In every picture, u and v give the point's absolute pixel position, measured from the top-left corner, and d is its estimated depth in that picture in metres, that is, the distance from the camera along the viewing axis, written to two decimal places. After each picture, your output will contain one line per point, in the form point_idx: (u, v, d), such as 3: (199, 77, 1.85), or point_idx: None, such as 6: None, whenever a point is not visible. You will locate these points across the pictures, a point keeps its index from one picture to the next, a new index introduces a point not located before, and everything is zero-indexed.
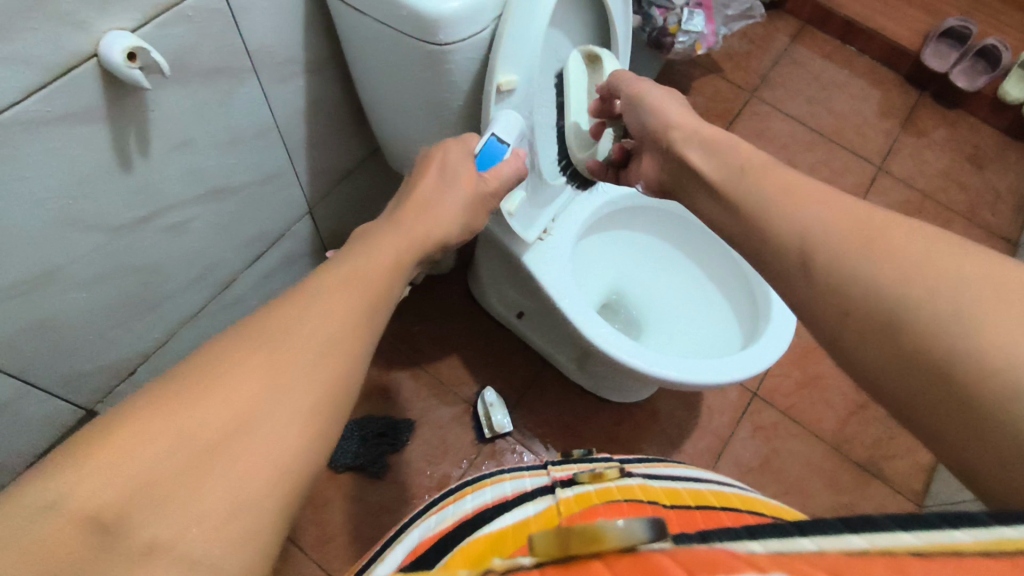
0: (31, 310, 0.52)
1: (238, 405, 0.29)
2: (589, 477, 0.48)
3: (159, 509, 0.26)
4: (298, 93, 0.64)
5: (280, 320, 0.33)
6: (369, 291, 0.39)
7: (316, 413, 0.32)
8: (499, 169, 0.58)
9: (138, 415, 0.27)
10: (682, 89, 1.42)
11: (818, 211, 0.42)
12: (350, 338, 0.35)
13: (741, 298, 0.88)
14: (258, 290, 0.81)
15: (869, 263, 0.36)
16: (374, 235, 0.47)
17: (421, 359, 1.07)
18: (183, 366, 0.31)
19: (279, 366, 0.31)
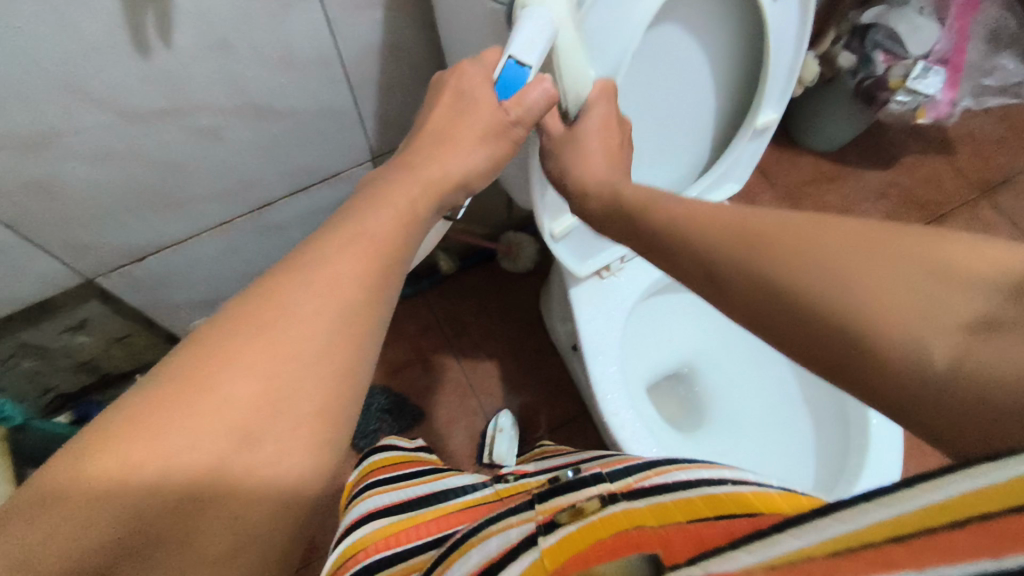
0: (27, 168, 0.51)
1: (233, 420, 0.28)
2: (569, 516, 0.37)
3: (171, 526, 0.27)
4: (373, 29, 0.57)
5: (263, 319, 0.31)
6: (377, 259, 0.35)
7: (321, 417, 0.31)
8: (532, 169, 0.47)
9: (136, 420, 0.27)
10: (887, 162, 1.14)
11: (708, 224, 0.38)
12: (355, 324, 0.33)
13: (828, 439, 0.69)
14: (304, 224, 0.77)
15: (755, 263, 0.34)
16: (385, 180, 0.41)
17: (458, 351, 1.00)
18: (176, 363, 0.29)
19: (268, 375, 0.30)
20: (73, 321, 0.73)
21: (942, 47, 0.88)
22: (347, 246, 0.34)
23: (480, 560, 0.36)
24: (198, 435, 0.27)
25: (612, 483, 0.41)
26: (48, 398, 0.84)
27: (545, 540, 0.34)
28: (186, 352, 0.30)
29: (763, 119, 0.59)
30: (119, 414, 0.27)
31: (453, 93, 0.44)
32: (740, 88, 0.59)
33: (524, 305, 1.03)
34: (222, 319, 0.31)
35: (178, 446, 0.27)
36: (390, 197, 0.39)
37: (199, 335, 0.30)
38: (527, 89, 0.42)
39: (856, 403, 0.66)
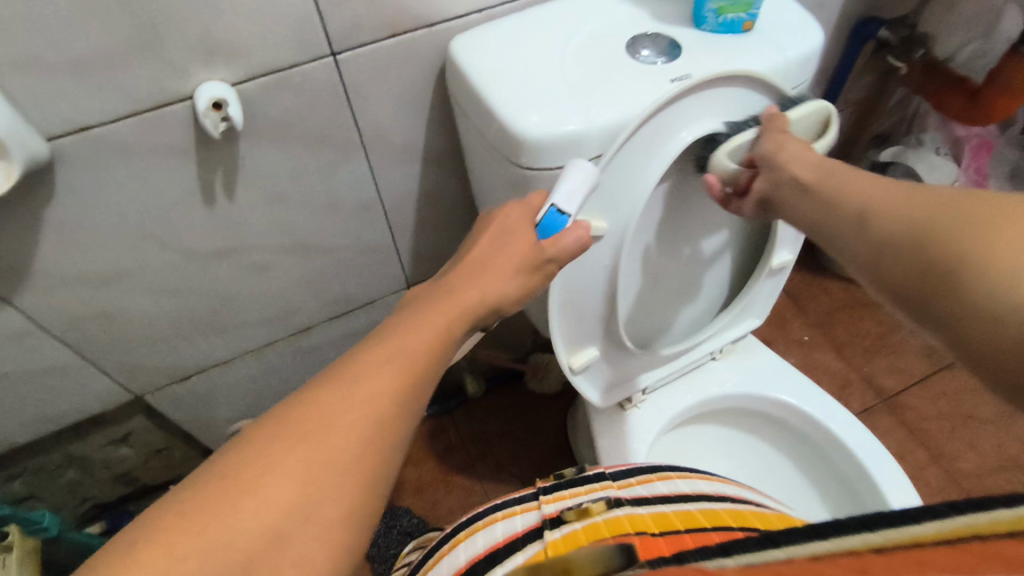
0: (95, 300, 0.57)
1: (267, 520, 0.29)
2: (575, 514, 0.37)
3: None
4: (411, 179, 0.63)
5: (304, 425, 0.32)
6: (409, 373, 0.35)
7: (344, 526, 0.31)
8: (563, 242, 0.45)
9: (166, 523, 0.28)
10: None
11: (883, 203, 0.37)
12: (386, 435, 0.33)
13: None
14: (339, 346, 0.81)
15: (868, 230, 0.37)
16: (427, 294, 0.43)
17: (484, 472, 0.99)
18: (219, 466, 0.30)
19: (298, 479, 0.30)
20: (117, 434, 0.77)
21: (962, 185, 0.91)
22: (384, 365, 0.35)
23: (487, 542, 0.38)
24: (235, 533, 0.28)
25: (613, 481, 0.42)
26: (84, 508, 0.87)
27: (553, 533, 0.36)
28: (230, 456, 0.31)
29: (779, 259, 0.61)
30: (172, 505, 0.29)
31: (499, 224, 0.46)
32: (754, 231, 0.62)
33: (551, 428, 1.03)
34: (264, 426, 0.32)
35: (216, 543, 0.28)
36: (431, 316, 0.39)
37: (253, 431, 0.32)
38: (563, 233, 0.45)
39: None
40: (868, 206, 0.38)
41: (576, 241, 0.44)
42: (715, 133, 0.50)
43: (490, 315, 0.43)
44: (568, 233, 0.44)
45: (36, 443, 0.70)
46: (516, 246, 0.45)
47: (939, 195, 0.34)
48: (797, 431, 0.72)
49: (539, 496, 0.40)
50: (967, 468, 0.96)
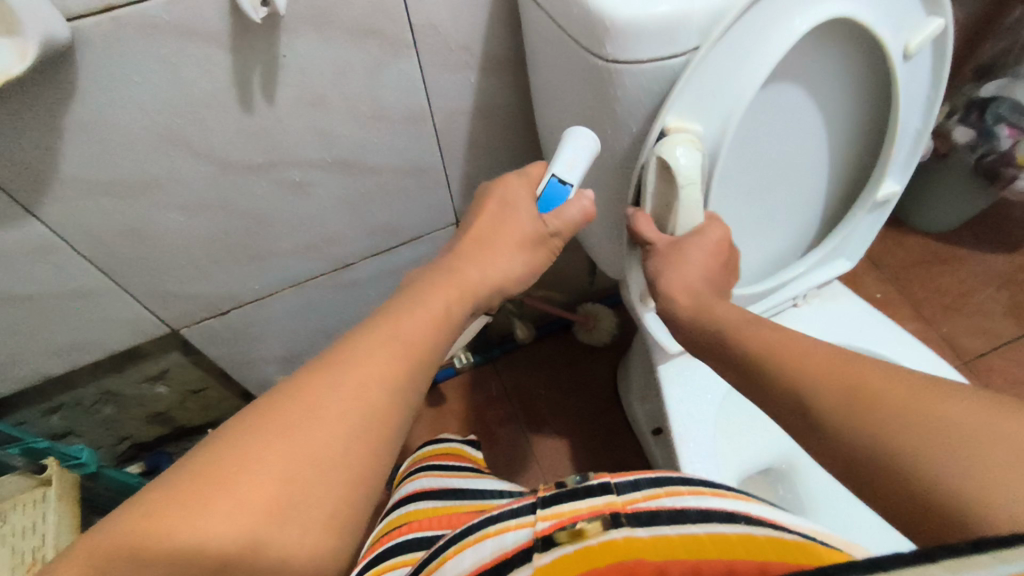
0: (124, 214, 0.53)
1: (243, 522, 0.26)
2: (567, 534, 0.29)
3: None
4: (465, 90, 0.57)
5: (284, 418, 0.29)
6: (405, 359, 0.32)
7: (333, 522, 0.28)
8: (563, 212, 0.43)
9: (130, 524, 0.26)
10: (1012, 244, 1.03)
11: (810, 364, 0.36)
12: (377, 424, 0.30)
13: None
14: (381, 282, 0.76)
15: (856, 430, 0.32)
16: (429, 273, 0.39)
17: (527, 424, 0.95)
18: (193, 459, 0.28)
19: (280, 475, 0.27)
20: (153, 369, 0.74)
21: None
22: (372, 354, 0.32)
23: (474, 562, 0.31)
24: (208, 533, 0.25)
25: (618, 498, 0.32)
26: (122, 446, 0.85)
27: (541, 556, 0.28)
28: (207, 449, 0.28)
29: (886, 187, 0.53)
30: (134, 508, 0.26)
31: (498, 200, 0.43)
32: (860, 157, 0.53)
33: (599, 380, 0.98)
34: (243, 416, 0.29)
35: (184, 545, 0.25)
36: (430, 299, 0.36)
37: (235, 422, 0.29)
38: (565, 207, 0.43)
39: None
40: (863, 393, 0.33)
41: (578, 214, 0.43)
42: (834, 25, 0.41)
43: (494, 295, 0.42)
44: (570, 206, 0.42)
45: (71, 374, 0.68)
46: (518, 221, 0.43)
47: (939, 416, 0.30)
48: None
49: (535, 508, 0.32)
50: None
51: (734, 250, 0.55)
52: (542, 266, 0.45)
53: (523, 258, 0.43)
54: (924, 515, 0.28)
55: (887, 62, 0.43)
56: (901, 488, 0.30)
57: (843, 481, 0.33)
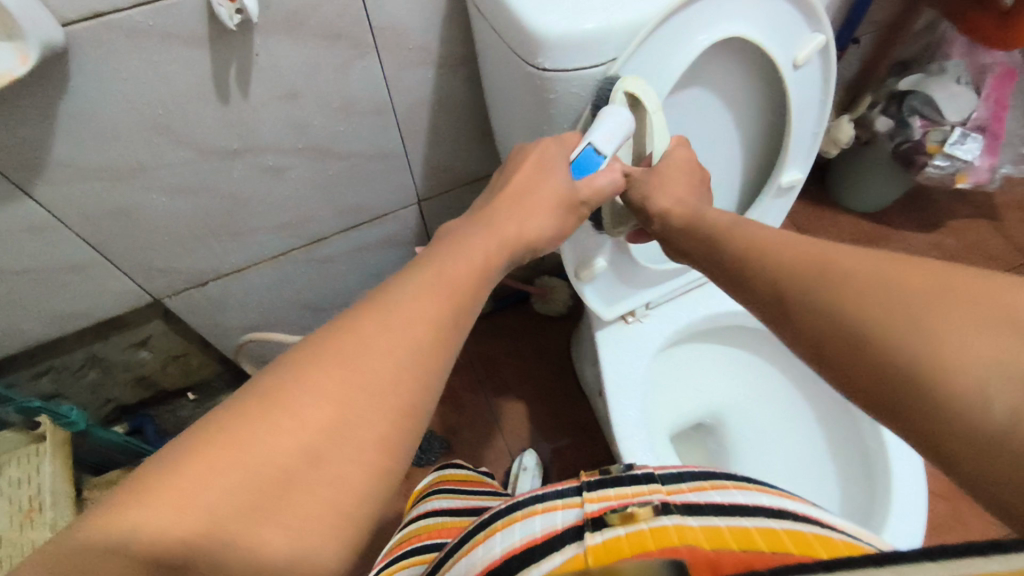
0: (112, 194, 0.58)
1: (302, 440, 0.27)
2: (619, 517, 0.33)
3: (213, 554, 0.24)
4: (424, 84, 0.63)
5: (339, 349, 0.29)
6: (451, 300, 0.34)
7: (386, 445, 0.28)
8: (597, 183, 0.48)
9: (196, 438, 0.26)
10: (930, 225, 1.13)
11: (777, 243, 0.38)
12: (428, 356, 0.31)
13: (856, 488, 0.68)
14: (351, 257, 0.83)
15: (822, 291, 0.33)
16: (462, 233, 0.42)
17: (489, 388, 1.03)
18: (256, 382, 0.29)
19: (338, 398, 0.28)
20: (137, 337, 0.80)
21: (979, 115, 0.89)
22: (419, 301, 0.33)
23: (524, 536, 0.35)
24: (274, 449, 0.26)
25: (662, 485, 0.37)
26: (108, 408, 0.91)
27: (594, 536, 0.32)
28: (272, 374, 0.29)
29: (792, 176, 0.62)
30: (206, 424, 0.27)
31: (535, 160, 0.47)
32: (768, 149, 0.61)
33: (555, 348, 1.06)
34: (297, 351, 0.30)
35: (251, 457, 0.26)
36: (465, 255, 0.38)
37: (298, 350, 0.30)
38: (597, 174, 0.48)
39: (881, 461, 0.65)
40: (832, 258, 0.34)
41: (611, 185, 0.49)
42: (732, 40, 0.49)
43: (528, 249, 0.45)
44: (603, 176, 0.48)
45: (61, 340, 0.73)
46: (550, 182, 0.47)
47: (909, 285, 0.30)
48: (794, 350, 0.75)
49: (582, 492, 0.37)
50: None
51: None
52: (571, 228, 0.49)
53: (557, 216, 0.47)
54: (932, 419, 0.27)
55: (780, 72, 0.51)
56: (880, 362, 0.29)
57: (814, 362, 0.34)
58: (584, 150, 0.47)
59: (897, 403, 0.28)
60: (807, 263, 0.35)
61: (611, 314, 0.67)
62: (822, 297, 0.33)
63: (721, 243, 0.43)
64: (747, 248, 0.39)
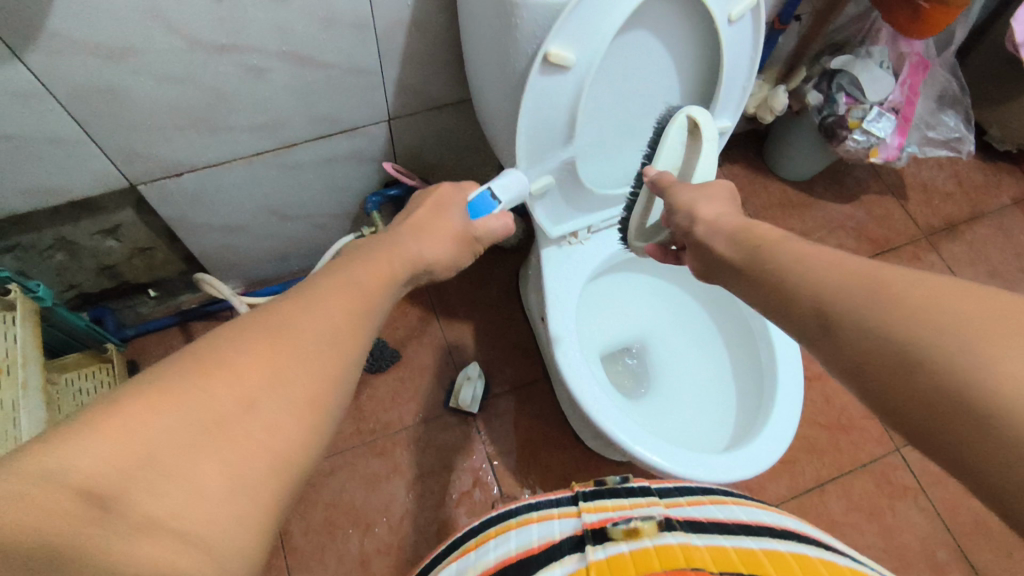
0: (101, 72, 0.62)
1: (241, 393, 0.29)
2: (623, 533, 0.42)
3: (155, 483, 0.25)
4: (404, 5, 0.68)
5: (267, 327, 0.32)
6: (359, 295, 0.38)
7: (315, 404, 0.32)
8: (486, 221, 0.59)
9: (140, 384, 0.27)
10: (848, 198, 1.26)
11: (831, 269, 0.38)
12: (343, 337, 0.35)
13: (749, 397, 0.81)
14: (320, 168, 0.88)
15: (876, 317, 0.34)
16: (368, 246, 0.46)
17: (440, 309, 1.11)
18: (187, 348, 0.30)
19: (268, 361, 0.31)
20: (107, 223, 0.83)
21: (895, 98, 1.01)
22: (337, 301, 0.36)
23: (540, 538, 0.46)
24: (214, 396, 0.28)
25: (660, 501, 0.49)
26: (70, 295, 0.94)
27: (596, 552, 0.41)
28: (207, 339, 0.31)
29: (719, 124, 0.72)
30: (142, 374, 0.28)
31: (435, 201, 0.57)
32: (702, 94, 0.71)
33: (504, 278, 1.14)
34: (227, 325, 0.32)
35: (184, 404, 0.28)
36: (370, 265, 0.42)
37: (229, 323, 0.32)
38: (488, 217, 0.59)
39: (771, 376, 0.78)
40: (886, 284, 0.35)
41: (499, 225, 0.59)
42: None
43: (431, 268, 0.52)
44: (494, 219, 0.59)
45: (34, 216, 0.77)
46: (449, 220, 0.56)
47: (961, 309, 0.31)
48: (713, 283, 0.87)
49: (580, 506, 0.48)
50: None
51: (603, 161, 0.72)
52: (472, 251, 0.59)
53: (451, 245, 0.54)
54: (975, 445, 0.28)
55: (716, 25, 0.60)
56: (929, 384, 0.30)
57: (861, 394, 0.34)
58: (478, 194, 0.61)
59: (936, 430, 0.30)
60: (858, 291, 0.36)
61: (555, 233, 0.76)
62: (873, 318, 0.34)
63: (768, 272, 0.43)
64: (793, 276, 0.40)
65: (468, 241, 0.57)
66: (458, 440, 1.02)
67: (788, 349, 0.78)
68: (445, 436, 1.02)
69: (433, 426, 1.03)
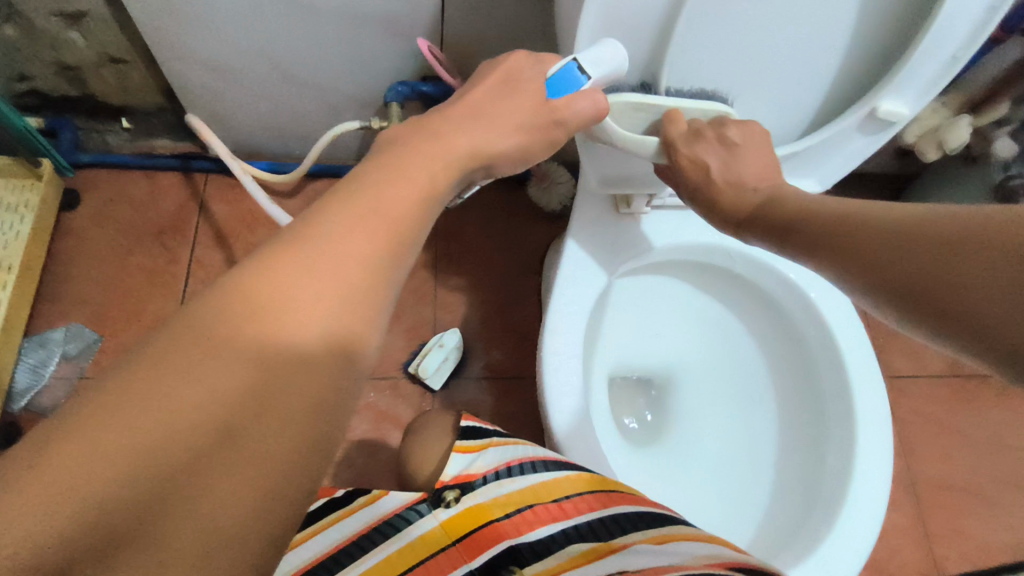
0: None
1: (215, 413, 0.24)
2: None
3: (122, 550, 0.21)
4: None
5: (253, 303, 0.26)
6: (383, 235, 0.29)
7: (313, 408, 0.26)
8: (574, 104, 0.39)
9: (78, 422, 0.22)
10: None
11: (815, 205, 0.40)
12: (355, 307, 0.28)
13: (789, 509, 0.59)
14: (344, 27, 0.67)
15: (843, 246, 0.37)
16: (396, 143, 0.34)
17: (442, 258, 0.90)
18: (141, 356, 0.24)
19: (254, 361, 0.25)
20: (70, 8, 0.65)
21: None
22: (360, 221, 0.29)
23: None
24: (180, 421, 0.23)
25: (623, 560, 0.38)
26: (23, 89, 0.78)
27: None
28: (167, 343, 0.24)
29: (883, 105, 0.48)
30: (84, 402, 0.22)
31: (504, 76, 0.39)
32: (876, 53, 0.47)
33: (530, 248, 0.92)
34: (204, 308, 0.26)
35: (153, 438, 0.22)
36: (393, 180, 0.31)
37: (203, 309, 0.25)
38: (576, 95, 0.39)
39: (834, 496, 0.54)
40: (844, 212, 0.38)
41: (591, 110, 0.40)
42: None
43: (480, 168, 0.37)
44: (584, 96, 0.39)
45: None
46: (522, 99, 0.39)
47: (913, 227, 0.33)
48: (795, 339, 0.64)
49: None
50: (923, 475, 0.88)
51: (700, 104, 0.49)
52: (536, 150, 0.40)
53: (518, 139, 0.38)
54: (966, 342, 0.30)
55: None
56: (894, 298, 0.34)
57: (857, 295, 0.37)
58: (565, 66, 0.39)
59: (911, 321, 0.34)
60: (845, 230, 0.37)
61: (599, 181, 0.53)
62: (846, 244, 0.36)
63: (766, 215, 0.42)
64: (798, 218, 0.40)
65: (544, 124, 0.39)
66: (405, 415, 0.82)
67: (879, 475, 0.53)
68: (392, 405, 0.83)
69: (382, 389, 0.83)
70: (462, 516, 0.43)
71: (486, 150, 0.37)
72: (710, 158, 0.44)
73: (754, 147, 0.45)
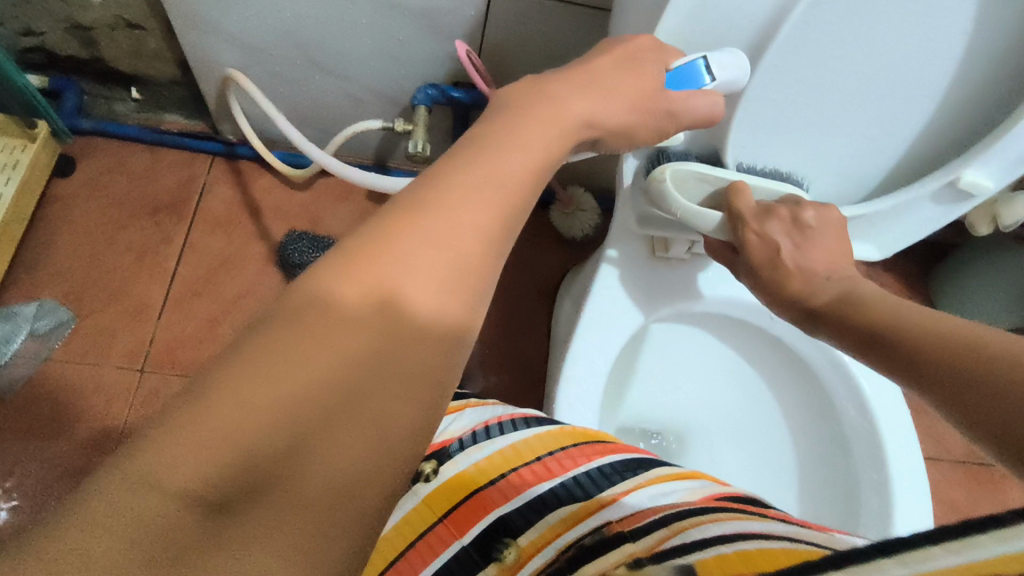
0: None
1: (346, 365, 0.24)
2: None
3: (262, 490, 0.22)
4: None
5: (386, 259, 0.26)
6: (501, 202, 0.29)
7: (430, 374, 0.26)
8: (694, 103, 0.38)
9: (234, 366, 0.23)
10: None
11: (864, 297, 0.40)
12: (473, 270, 0.28)
13: None
14: (379, 18, 0.62)
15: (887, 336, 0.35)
16: (513, 110, 0.33)
17: None
18: (289, 305, 0.25)
19: (383, 315, 0.25)
20: None
21: None
22: (470, 192, 0.29)
23: None
24: (315, 371, 0.24)
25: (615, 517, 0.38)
26: (30, 43, 0.73)
27: None
28: (313, 294, 0.25)
29: (967, 177, 0.43)
30: (241, 350, 0.24)
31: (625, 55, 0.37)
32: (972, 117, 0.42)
33: (546, 273, 0.87)
34: (343, 262, 0.26)
35: (298, 382, 0.23)
36: (513, 146, 0.31)
37: (341, 265, 0.26)
38: (696, 94, 0.38)
39: None
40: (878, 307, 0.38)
41: (708, 111, 0.39)
42: None
43: (590, 138, 0.37)
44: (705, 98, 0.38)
45: None
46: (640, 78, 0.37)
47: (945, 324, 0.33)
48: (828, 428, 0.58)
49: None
50: None
51: (765, 137, 0.44)
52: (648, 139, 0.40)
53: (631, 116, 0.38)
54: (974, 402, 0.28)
55: None
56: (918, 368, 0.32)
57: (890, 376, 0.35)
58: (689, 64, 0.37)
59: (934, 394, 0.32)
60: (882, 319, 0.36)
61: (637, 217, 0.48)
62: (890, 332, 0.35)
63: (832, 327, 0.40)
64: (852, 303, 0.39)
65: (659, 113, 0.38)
66: None
67: None
68: None
69: None
70: (442, 489, 0.41)
71: (599, 121, 0.36)
72: (782, 237, 0.43)
73: (830, 230, 0.43)
